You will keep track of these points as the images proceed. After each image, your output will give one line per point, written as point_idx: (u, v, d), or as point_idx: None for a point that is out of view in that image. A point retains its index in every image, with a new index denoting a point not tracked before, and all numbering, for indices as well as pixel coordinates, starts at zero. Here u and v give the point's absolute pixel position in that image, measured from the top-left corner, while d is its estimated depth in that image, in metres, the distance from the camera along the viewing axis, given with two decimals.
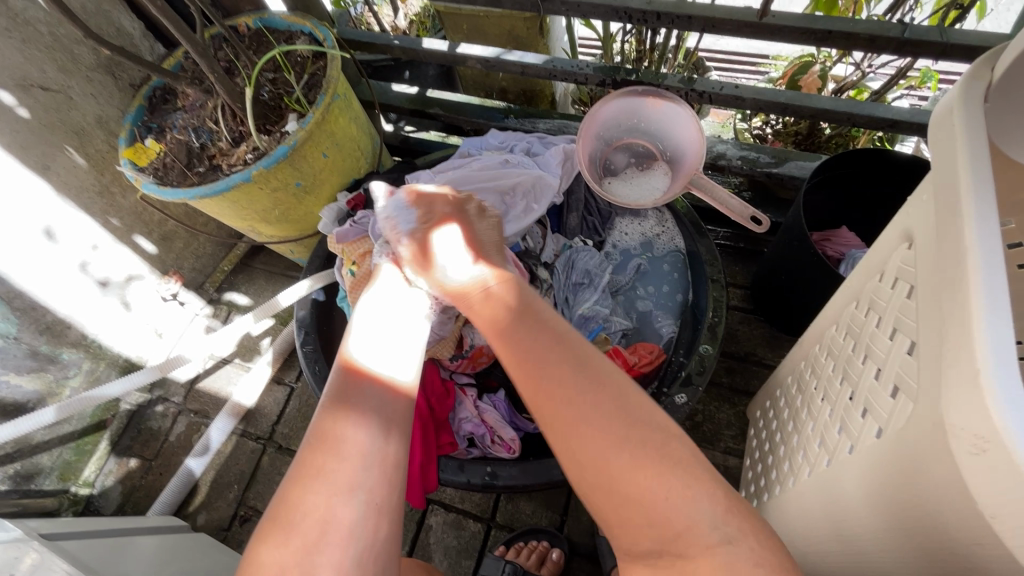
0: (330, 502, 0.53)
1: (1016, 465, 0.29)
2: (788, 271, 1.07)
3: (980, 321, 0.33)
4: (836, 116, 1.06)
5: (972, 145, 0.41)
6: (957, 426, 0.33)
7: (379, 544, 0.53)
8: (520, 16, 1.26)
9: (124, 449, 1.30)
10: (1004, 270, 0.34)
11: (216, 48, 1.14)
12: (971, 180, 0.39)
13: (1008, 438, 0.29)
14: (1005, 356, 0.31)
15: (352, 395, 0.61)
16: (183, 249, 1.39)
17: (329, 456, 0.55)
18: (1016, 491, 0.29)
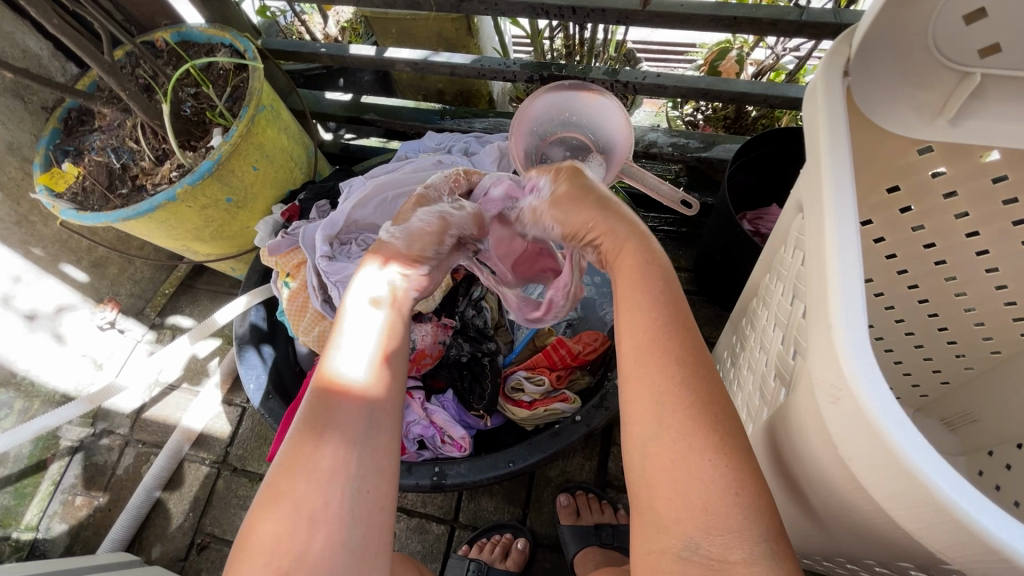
0: (317, 517, 0.52)
1: (861, 407, 0.31)
2: (721, 251, 1.11)
3: (835, 278, 0.36)
4: (754, 98, 1.11)
5: (831, 117, 0.45)
6: (820, 377, 0.35)
7: (378, 538, 0.54)
8: (446, 18, 1.27)
9: (69, 488, 1.24)
10: (853, 229, 0.38)
11: (133, 65, 1.10)
12: (830, 149, 0.43)
13: (854, 384, 0.32)
14: (852, 306, 0.34)
15: (327, 416, 0.57)
16: (118, 274, 1.34)
17: (297, 479, 0.54)
18: (861, 432, 0.32)
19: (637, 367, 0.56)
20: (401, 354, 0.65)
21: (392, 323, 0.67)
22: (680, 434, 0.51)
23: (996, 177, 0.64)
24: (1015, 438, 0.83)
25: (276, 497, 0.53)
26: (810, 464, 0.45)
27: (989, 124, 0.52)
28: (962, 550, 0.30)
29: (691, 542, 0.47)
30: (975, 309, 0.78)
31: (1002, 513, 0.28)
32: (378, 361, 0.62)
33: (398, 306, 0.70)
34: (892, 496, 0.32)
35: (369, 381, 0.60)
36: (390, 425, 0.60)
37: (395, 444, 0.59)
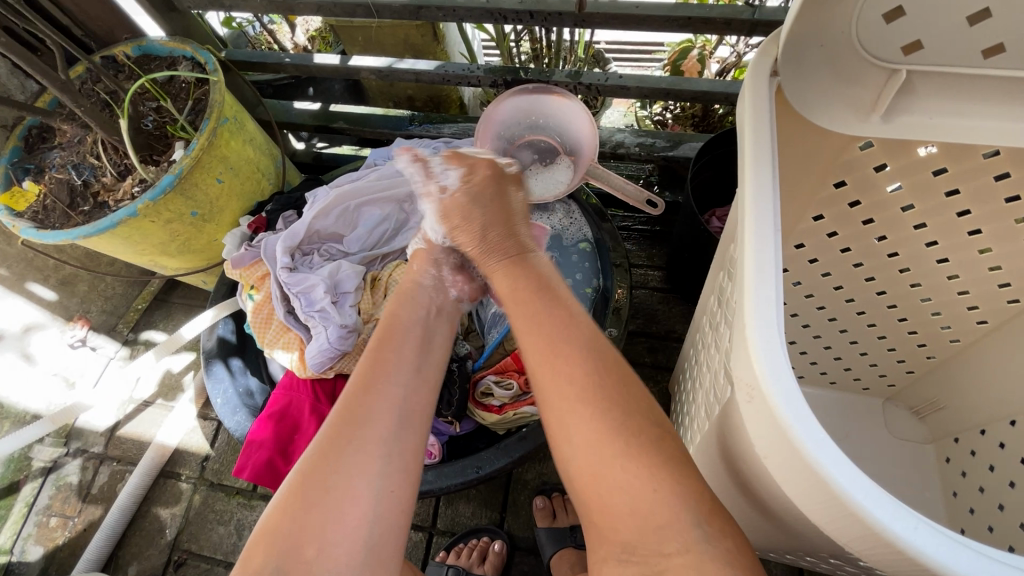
0: (338, 512, 0.57)
1: (769, 403, 0.37)
2: (688, 249, 1.12)
3: (751, 291, 0.42)
4: (715, 97, 1.12)
5: (756, 142, 0.50)
6: (741, 379, 0.41)
7: (392, 535, 0.59)
8: (411, 24, 1.27)
9: (42, 510, 1.22)
10: (772, 249, 0.44)
11: (93, 81, 1.10)
12: (753, 173, 0.48)
13: (763, 383, 0.37)
14: (764, 317, 0.40)
15: (358, 428, 0.62)
16: (88, 292, 1.33)
17: (328, 481, 0.58)
18: (769, 426, 0.37)
19: (552, 394, 0.60)
20: (425, 370, 0.71)
21: (413, 341, 0.73)
22: (600, 446, 0.55)
23: (937, 170, 0.66)
24: (977, 424, 0.85)
25: (299, 492, 0.57)
26: (746, 461, 0.49)
27: (921, 120, 0.54)
28: (857, 536, 0.35)
29: (628, 544, 0.52)
30: (931, 299, 0.80)
31: (890, 505, 0.33)
32: (409, 388, 0.67)
33: (418, 324, 0.75)
34: (799, 487, 0.37)
35: (393, 390, 0.66)
36: (413, 432, 0.65)
37: (417, 449, 0.64)
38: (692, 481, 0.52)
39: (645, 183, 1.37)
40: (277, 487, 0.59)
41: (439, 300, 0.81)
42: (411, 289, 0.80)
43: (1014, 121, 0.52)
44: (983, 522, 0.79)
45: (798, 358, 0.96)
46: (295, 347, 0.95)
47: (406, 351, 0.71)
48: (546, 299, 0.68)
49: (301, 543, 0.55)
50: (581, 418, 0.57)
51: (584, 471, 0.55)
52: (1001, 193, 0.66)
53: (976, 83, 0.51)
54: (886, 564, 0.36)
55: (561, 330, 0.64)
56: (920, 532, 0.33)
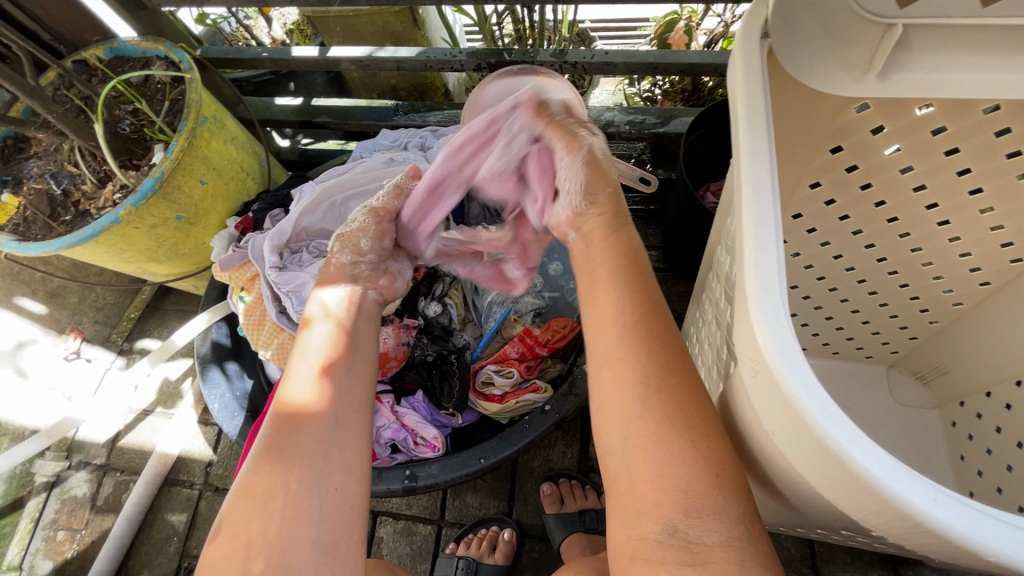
0: (282, 522, 0.56)
1: (776, 378, 0.35)
2: (685, 226, 1.09)
3: (751, 257, 0.40)
4: (703, 69, 1.09)
5: (750, 109, 0.48)
6: (745, 354, 0.39)
7: (346, 533, 0.58)
8: (390, 11, 1.24)
9: (49, 524, 1.21)
10: (773, 214, 0.42)
11: (66, 87, 1.06)
12: (748, 139, 0.46)
13: (769, 358, 0.36)
14: (766, 285, 0.38)
15: (289, 434, 0.61)
16: (78, 303, 1.35)
17: (267, 488, 0.58)
18: (777, 403, 0.36)
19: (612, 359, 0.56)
20: (357, 364, 0.70)
21: (341, 336, 0.71)
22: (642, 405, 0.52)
23: (935, 129, 0.64)
24: (982, 387, 0.84)
25: (242, 510, 0.57)
26: (756, 439, 0.48)
27: (918, 76, 0.52)
28: (875, 510, 0.34)
29: (670, 525, 0.47)
30: (933, 263, 0.78)
31: (908, 477, 0.32)
32: (332, 381, 0.66)
33: (345, 318, 0.73)
34: (812, 466, 0.36)
35: (323, 388, 0.65)
36: (350, 429, 0.64)
37: (357, 442, 0.63)
38: None
39: (637, 162, 1.35)
40: (225, 499, 0.59)
41: (372, 281, 0.80)
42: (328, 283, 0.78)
43: (1015, 72, 0.50)
44: (991, 485, 0.79)
45: (800, 331, 0.94)
46: (290, 349, 0.94)
47: (332, 344, 0.69)
48: (622, 269, 0.62)
49: (249, 559, 0.54)
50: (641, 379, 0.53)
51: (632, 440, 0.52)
52: (1001, 150, 0.64)
53: (974, 35, 0.49)
54: (903, 535, 0.35)
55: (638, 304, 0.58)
56: (941, 502, 0.32)
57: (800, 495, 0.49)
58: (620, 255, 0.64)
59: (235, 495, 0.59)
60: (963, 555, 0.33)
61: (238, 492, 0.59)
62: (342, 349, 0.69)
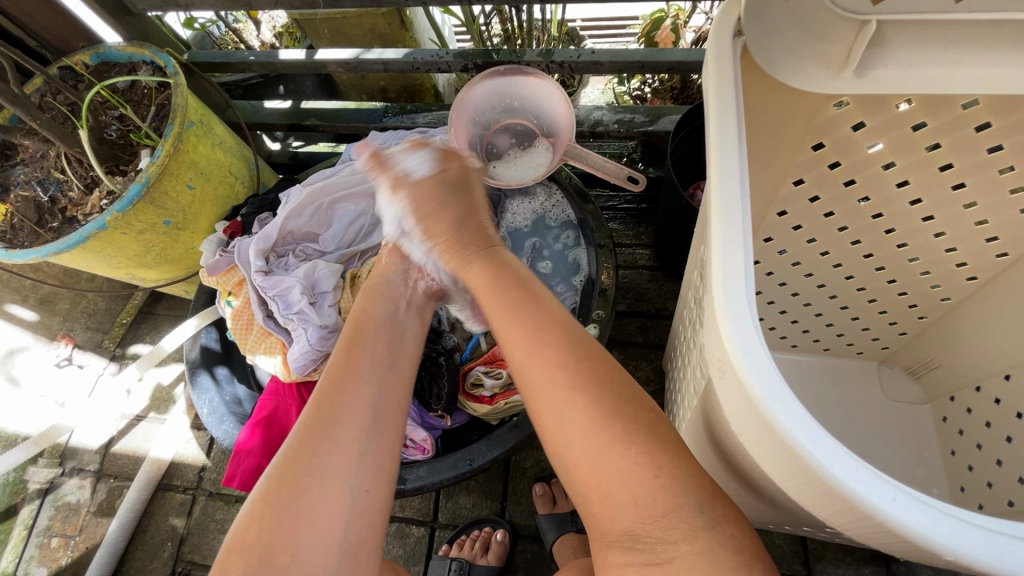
0: (312, 518, 0.56)
1: (739, 377, 0.35)
2: (674, 225, 1.09)
3: (720, 257, 0.40)
4: (691, 66, 1.09)
5: (722, 109, 0.47)
6: (713, 353, 0.39)
7: (368, 535, 0.59)
8: (377, 13, 1.23)
9: (43, 531, 1.21)
10: (743, 213, 0.42)
11: (52, 94, 1.06)
12: (718, 140, 0.46)
13: (733, 358, 0.36)
14: (733, 285, 0.38)
15: (329, 429, 0.62)
16: (69, 310, 1.36)
17: (302, 481, 0.58)
18: (741, 403, 0.36)
19: (540, 372, 0.59)
20: (396, 367, 0.72)
21: (381, 340, 0.73)
22: (585, 421, 0.55)
23: (916, 125, 0.64)
24: (972, 381, 0.84)
25: (271, 500, 0.57)
26: (732, 439, 0.48)
27: (894, 73, 0.52)
28: (839, 511, 0.34)
29: (631, 533, 0.52)
30: (919, 258, 0.78)
31: (869, 477, 0.32)
32: (375, 386, 0.68)
33: (386, 324, 0.76)
34: (778, 466, 0.36)
35: (365, 391, 0.67)
36: (388, 430, 0.66)
37: (391, 446, 0.65)
38: (692, 470, 0.51)
39: (628, 160, 1.34)
40: (250, 492, 0.58)
41: (409, 293, 0.83)
42: (368, 289, 0.81)
43: (993, 67, 0.50)
44: (981, 479, 0.79)
45: (790, 328, 0.94)
46: (277, 352, 0.94)
47: (376, 348, 0.72)
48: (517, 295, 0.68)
49: (274, 549, 0.54)
50: (570, 396, 0.56)
51: (574, 457, 0.55)
52: (983, 144, 0.64)
53: (950, 29, 0.50)
54: (868, 535, 0.35)
55: (539, 323, 0.63)
56: (900, 502, 0.31)
57: (782, 494, 0.49)
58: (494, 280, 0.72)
59: (264, 486, 0.59)
60: (928, 556, 0.33)
61: (270, 481, 0.58)
62: (381, 356, 0.72)
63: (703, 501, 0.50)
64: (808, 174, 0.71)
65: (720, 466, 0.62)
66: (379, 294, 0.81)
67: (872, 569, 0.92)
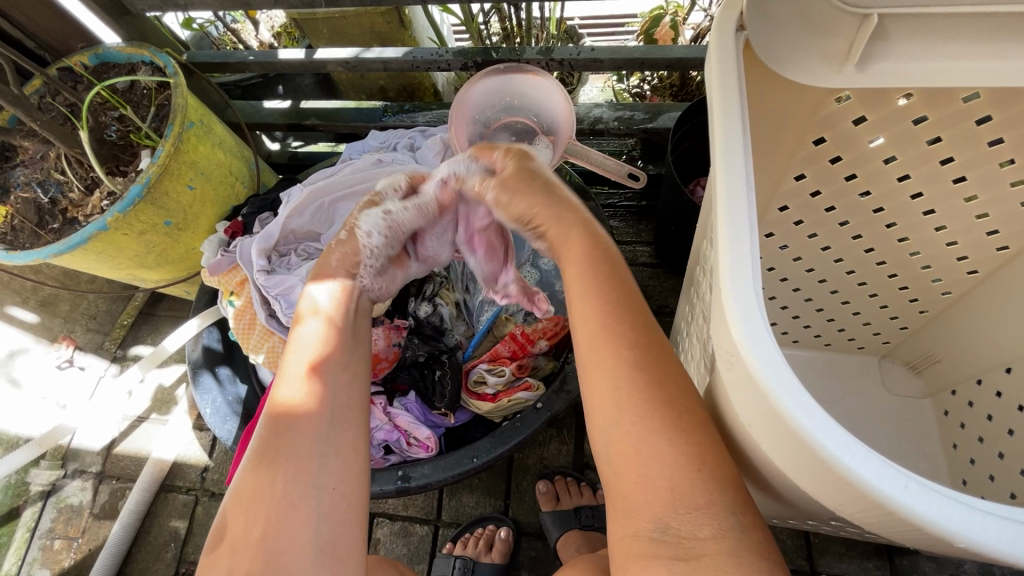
0: (282, 521, 0.58)
1: (748, 368, 0.35)
2: (675, 222, 1.09)
3: (727, 249, 0.41)
4: (690, 63, 1.09)
5: (726, 104, 0.48)
6: (721, 346, 0.39)
7: (345, 533, 0.60)
8: (376, 12, 1.23)
9: (46, 533, 1.21)
10: (753, 206, 0.43)
11: (51, 95, 1.06)
12: (723, 135, 0.46)
13: (741, 348, 0.36)
14: (741, 277, 0.38)
15: (287, 432, 0.62)
16: (70, 311, 1.35)
17: (268, 487, 0.59)
18: (749, 394, 0.36)
19: (599, 349, 0.57)
20: (354, 362, 0.69)
21: (339, 335, 0.70)
22: (628, 410, 0.53)
23: (917, 119, 0.65)
24: (973, 374, 0.85)
25: (243, 510, 0.58)
26: (740, 432, 0.48)
27: (896, 66, 0.52)
28: (851, 500, 0.34)
29: (660, 523, 0.49)
30: (921, 252, 0.78)
31: (880, 465, 0.32)
32: (330, 384, 0.66)
33: (341, 318, 0.72)
34: (787, 457, 0.36)
35: (320, 390, 0.65)
36: (347, 427, 0.65)
37: (353, 442, 0.64)
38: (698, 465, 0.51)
39: (628, 158, 1.35)
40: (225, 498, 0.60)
41: (371, 281, 0.79)
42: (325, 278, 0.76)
43: (994, 60, 0.50)
44: (983, 472, 0.79)
45: (791, 323, 0.94)
46: (280, 351, 0.94)
47: (331, 343, 0.69)
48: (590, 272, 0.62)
49: (246, 557, 0.56)
50: (623, 374, 0.54)
51: (616, 434, 0.53)
52: (983, 137, 0.64)
53: (951, 23, 0.50)
54: (879, 523, 0.35)
55: (617, 299, 0.59)
56: (912, 490, 0.32)
57: (787, 487, 0.49)
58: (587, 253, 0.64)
59: (235, 494, 0.60)
60: (941, 545, 0.33)
61: (237, 489, 0.60)
62: (339, 350, 0.69)
63: (709, 494, 0.50)
64: (809, 170, 0.71)
65: None
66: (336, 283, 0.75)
67: (875, 563, 0.93)
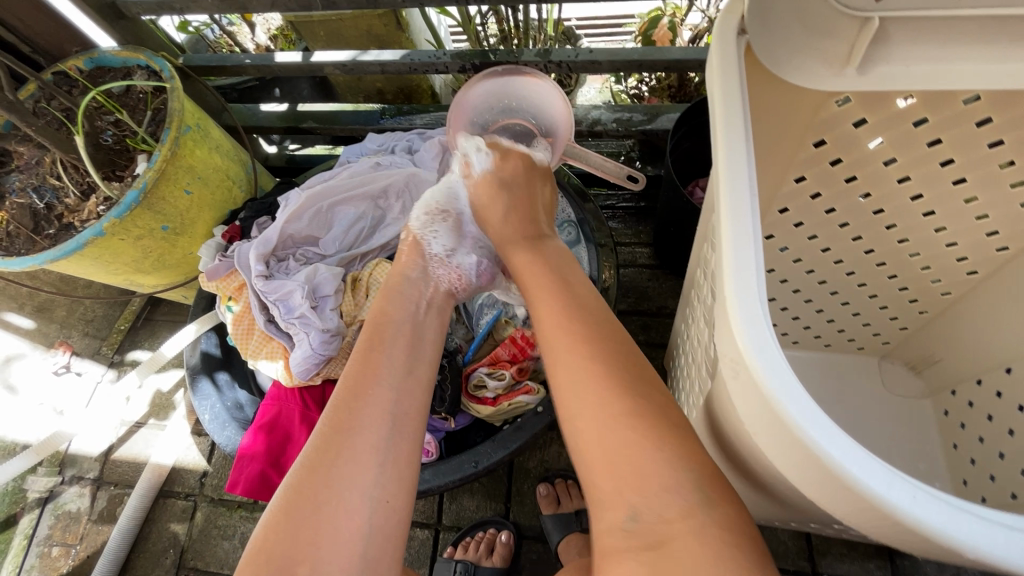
0: (332, 528, 0.55)
1: (755, 376, 0.35)
2: (675, 224, 1.09)
3: (730, 255, 0.40)
4: (688, 65, 1.09)
5: (728, 107, 0.47)
6: (726, 353, 0.39)
7: (390, 547, 0.58)
8: (373, 14, 1.23)
9: (44, 539, 1.20)
10: (756, 211, 0.42)
11: (46, 100, 1.05)
12: (724, 140, 0.46)
13: (748, 355, 0.35)
14: (744, 285, 0.38)
15: (344, 438, 0.60)
16: (67, 316, 1.36)
17: (321, 491, 0.57)
18: (755, 404, 0.36)
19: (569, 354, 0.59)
20: (415, 373, 0.69)
21: (399, 345, 0.71)
22: (606, 411, 0.54)
23: (917, 121, 0.65)
24: (973, 375, 0.85)
25: (291, 514, 0.55)
26: (741, 439, 0.48)
27: (896, 69, 0.52)
28: (856, 510, 0.34)
29: (633, 510, 0.49)
30: (920, 253, 0.78)
31: (887, 476, 0.32)
32: (395, 395, 0.66)
33: (405, 329, 0.73)
34: (793, 466, 0.36)
35: (383, 397, 0.65)
36: (406, 436, 0.64)
37: (410, 453, 0.63)
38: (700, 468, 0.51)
39: (626, 159, 1.34)
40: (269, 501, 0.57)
41: (427, 293, 0.81)
42: (385, 294, 0.78)
43: (994, 62, 0.50)
44: (984, 472, 0.80)
45: (791, 324, 0.94)
46: (279, 357, 0.94)
47: (393, 352, 0.70)
48: (553, 284, 0.68)
49: (295, 563, 0.53)
50: (595, 380, 0.56)
51: (589, 434, 0.54)
52: (983, 139, 0.64)
53: (951, 25, 0.50)
54: (884, 533, 0.35)
55: (578, 312, 0.64)
56: (918, 501, 0.32)
57: (790, 493, 0.49)
58: (555, 276, 0.69)
59: (281, 496, 0.57)
60: (945, 554, 0.33)
61: (288, 492, 0.57)
62: (402, 363, 0.69)
63: (710, 497, 0.50)
64: (809, 171, 0.71)
65: (725, 463, 0.62)
66: (395, 296, 0.77)
67: (877, 564, 0.93)
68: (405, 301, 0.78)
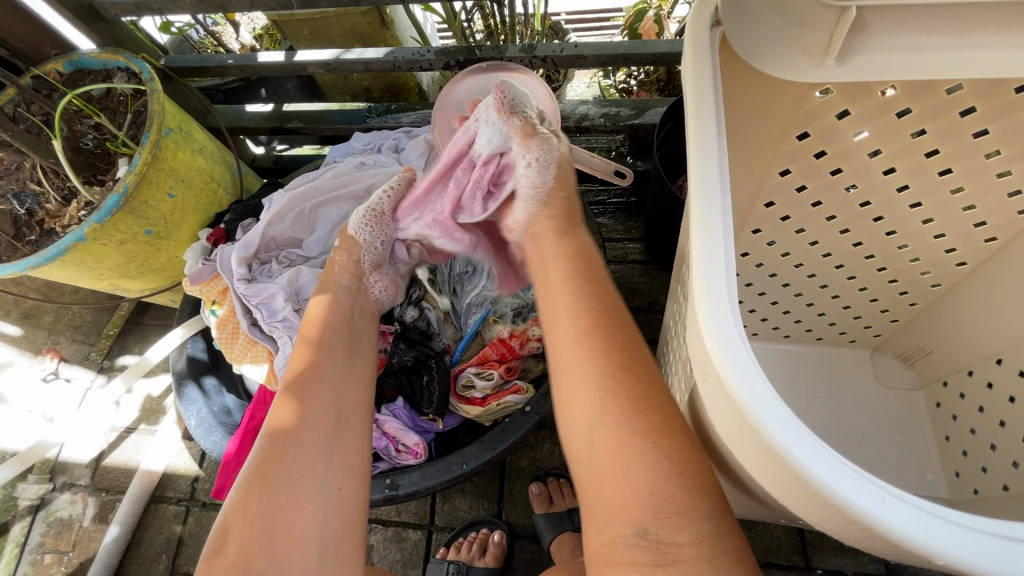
0: (287, 520, 0.57)
1: (720, 377, 0.35)
2: (664, 219, 1.08)
3: (698, 257, 0.40)
4: (674, 58, 1.08)
5: (701, 102, 0.47)
6: (694, 353, 0.39)
7: (348, 535, 0.60)
8: (356, 12, 1.21)
9: (36, 547, 1.19)
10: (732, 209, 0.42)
11: (25, 105, 1.03)
12: (698, 136, 0.45)
13: (716, 358, 0.35)
14: (711, 284, 0.38)
15: (291, 437, 0.63)
16: (54, 323, 1.35)
17: (271, 489, 0.59)
18: (721, 406, 0.36)
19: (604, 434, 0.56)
20: (355, 366, 0.73)
21: (340, 343, 0.74)
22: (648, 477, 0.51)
23: (901, 111, 0.64)
24: (964, 366, 0.84)
25: (244, 512, 0.58)
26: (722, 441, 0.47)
27: (877, 59, 0.51)
28: (828, 516, 0.33)
29: (639, 526, 0.50)
30: (909, 245, 0.78)
31: (855, 479, 0.31)
32: (335, 390, 0.69)
33: (342, 326, 0.76)
34: (764, 471, 0.35)
35: (323, 393, 0.67)
36: (352, 429, 0.67)
37: (358, 445, 0.66)
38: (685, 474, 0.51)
39: (616, 154, 1.33)
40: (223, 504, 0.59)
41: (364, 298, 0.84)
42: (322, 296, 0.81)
43: (975, 50, 0.50)
44: (975, 464, 0.79)
45: (781, 318, 0.93)
46: (264, 360, 0.93)
47: (334, 357, 0.72)
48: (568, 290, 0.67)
49: (250, 557, 0.55)
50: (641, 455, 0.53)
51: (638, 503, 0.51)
52: (969, 128, 0.64)
53: (930, 15, 0.49)
54: (859, 540, 0.35)
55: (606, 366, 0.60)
56: (889, 505, 0.31)
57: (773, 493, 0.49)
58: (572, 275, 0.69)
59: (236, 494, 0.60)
60: (924, 563, 0.33)
61: (238, 494, 0.59)
62: (340, 359, 0.72)
63: (691, 497, 0.50)
64: (795, 163, 0.70)
65: (710, 460, 0.63)
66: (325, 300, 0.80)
67: (871, 559, 0.92)
68: (342, 304, 0.80)
